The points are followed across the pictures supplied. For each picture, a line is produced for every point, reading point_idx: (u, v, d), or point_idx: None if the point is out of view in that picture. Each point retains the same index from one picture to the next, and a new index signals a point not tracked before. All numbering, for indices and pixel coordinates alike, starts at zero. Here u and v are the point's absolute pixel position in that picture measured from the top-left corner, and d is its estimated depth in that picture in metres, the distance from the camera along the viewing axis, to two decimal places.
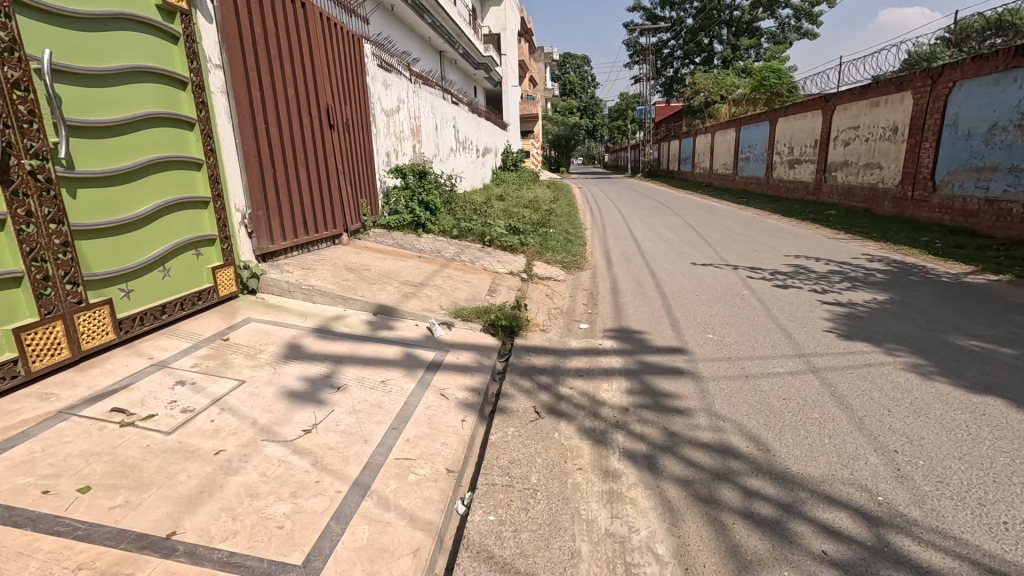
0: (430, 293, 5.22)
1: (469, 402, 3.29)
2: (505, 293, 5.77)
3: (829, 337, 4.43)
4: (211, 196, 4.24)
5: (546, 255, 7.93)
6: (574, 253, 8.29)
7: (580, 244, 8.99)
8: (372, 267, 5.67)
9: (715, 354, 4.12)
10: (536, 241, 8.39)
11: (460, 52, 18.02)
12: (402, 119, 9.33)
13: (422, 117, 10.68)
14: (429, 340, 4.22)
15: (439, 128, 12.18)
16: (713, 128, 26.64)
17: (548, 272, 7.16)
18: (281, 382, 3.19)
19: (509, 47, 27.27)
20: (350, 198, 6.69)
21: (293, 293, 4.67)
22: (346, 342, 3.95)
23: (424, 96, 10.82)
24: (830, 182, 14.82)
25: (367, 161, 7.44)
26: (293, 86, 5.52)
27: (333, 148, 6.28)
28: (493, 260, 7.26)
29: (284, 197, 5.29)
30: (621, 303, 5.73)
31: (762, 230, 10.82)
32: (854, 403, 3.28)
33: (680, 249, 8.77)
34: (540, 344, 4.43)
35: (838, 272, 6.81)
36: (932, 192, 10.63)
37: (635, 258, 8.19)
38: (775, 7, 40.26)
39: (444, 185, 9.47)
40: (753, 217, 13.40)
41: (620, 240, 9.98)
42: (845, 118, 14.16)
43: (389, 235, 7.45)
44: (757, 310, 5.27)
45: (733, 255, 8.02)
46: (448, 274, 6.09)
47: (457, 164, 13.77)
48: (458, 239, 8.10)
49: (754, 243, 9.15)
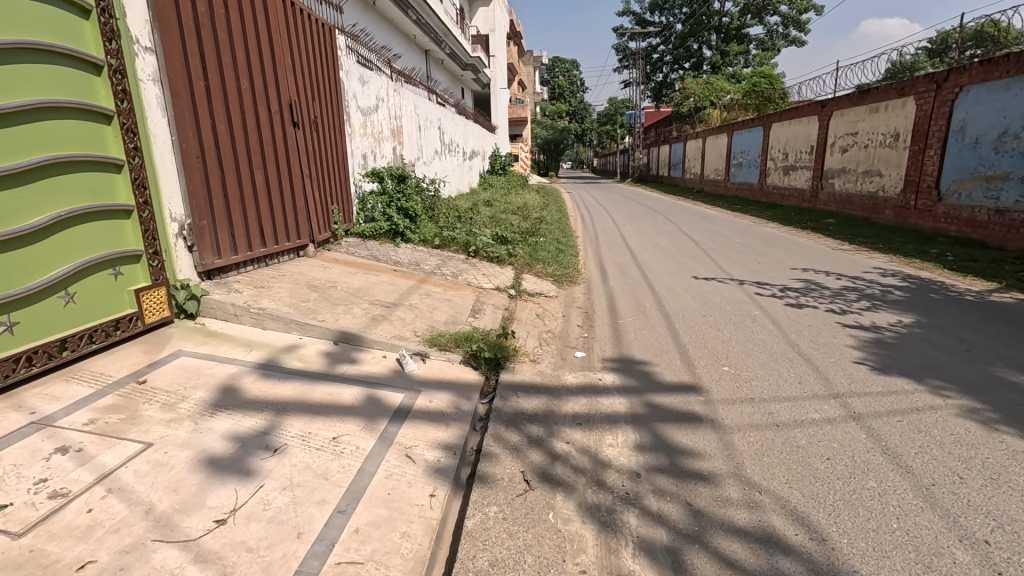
0: (404, 316, 4.55)
1: (441, 466, 2.62)
2: (490, 313, 5.12)
3: (862, 371, 3.85)
4: (137, 203, 3.53)
5: (536, 267, 7.30)
6: (566, 265, 7.68)
7: (572, 254, 8.39)
8: (338, 283, 4.98)
9: (735, 394, 3.51)
10: (526, 251, 7.76)
11: (447, 52, 17.39)
12: (382, 119, 8.67)
13: (404, 117, 10.03)
14: (398, 378, 3.54)
15: (423, 129, 11.54)
16: (704, 134, 26.34)
17: (538, 287, 6.53)
18: (200, 444, 2.51)
19: (497, 49, 26.71)
20: (317, 205, 6.01)
21: (240, 317, 3.97)
22: (296, 382, 3.26)
23: (406, 95, 10.16)
24: (827, 189, 14.43)
25: (339, 163, 6.77)
26: (249, 77, 4.82)
27: (298, 149, 5.59)
28: (478, 274, 6.61)
29: (236, 204, 4.59)
30: (620, 325, 5.11)
31: (762, 239, 10.32)
32: (915, 465, 2.68)
33: (679, 261, 8.22)
34: (530, 379, 3.79)
35: (853, 289, 6.27)
36: (937, 201, 10.22)
37: (631, 271, 7.61)
38: (763, 14, 40.27)
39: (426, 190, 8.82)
40: (750, 225, 12.93)
41: (613, 250, 9.41)
42: (842, 124, 13.78)
43: (363, 246, 6.76)
44: (774, 335, 4.68)
45: (737, 268, 7.48)
46: (426, 291, 5.43)
47: (441, 167, 13.12)
48: (441, 249, 7.46)
49: (757, 254, 8.63)
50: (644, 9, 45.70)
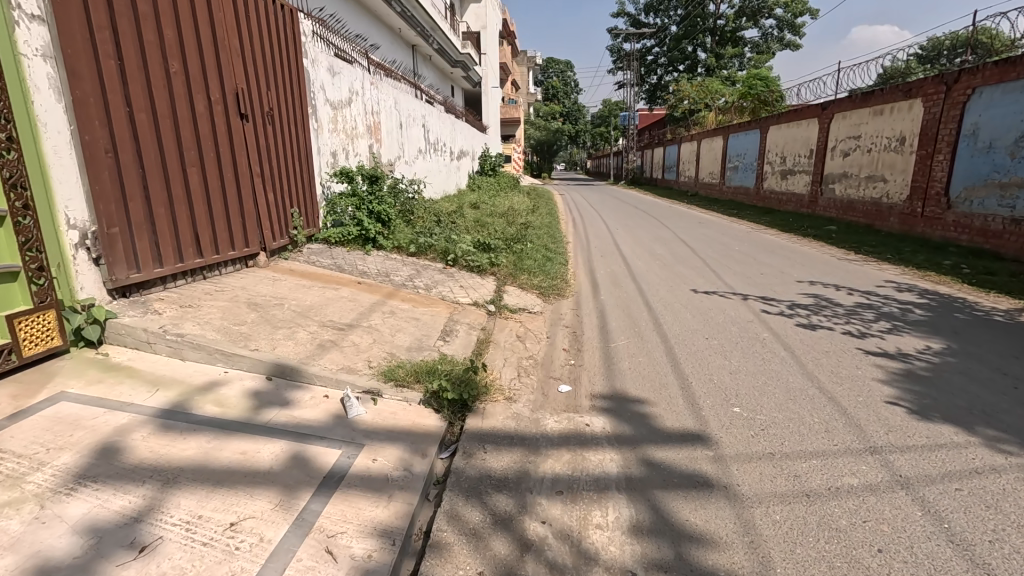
0: (359, 341, 3.87)
1: (372, 565, 1.97)
2: (463, 335, 4.45)
3: (899, 416, 3.23)
4: (10, 208, 2.81)
5: (521, 278, 6.65)
6: (554, 275, 7.04)
7: (561, 263, 7.76)
8: (286, 300, 4.29)
9: (752, 449, 2.87)
10: (510, 260, 7.11)
11: (435, 47, 16.74)
12: (355, 114, 7.98)
13: (382, 113, 9.34)
14: (338, 426, 2.87)
15: (405, 126, 10.85)
16: (699, 136, 25.82)
17: (522, 301, 5.89)
18: (37, 541, 1.84)
19: (489, 48, 26.10)
20: (272, 208, 5.32)
21: (153, 346, 3.28)
22: (203, 435, 2.58)
23: (385, 90, 9.48)
24: (827, 195, 13.92)
25: (300, 162, 6.08)
26: (181, 58, 4.10)
27: (247, 144, 4.89)
28: (455, 286, 5.93)
29: (163, 208, 3.89)
30: (612, 350, 4.47)
31: (762, 247, 9.75)
32: (995, 561, 2.05)
33: (676, 272, 7.61)
34: (502, 424, 3.13)
35: (869, 307, 5.68)
36: (946, 208, 9.69)
37: (625, 283, 7.00)
38: (758, 16, 39.98)
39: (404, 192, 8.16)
40: (748, 231, 12.36)
41: (605, 258, 8.80)
42: (843, 127, 13.29)
43: (327, 254, 6.08)
44: (789, 365, 4.07)
45: (739, 282, 6.88)
46: (392, 308, 4.76)
47: (425, 167, 12.45)
48: (416, 257, 6.80)
49: (759, 264, 8.05)
50: (639, 10, 45.28)
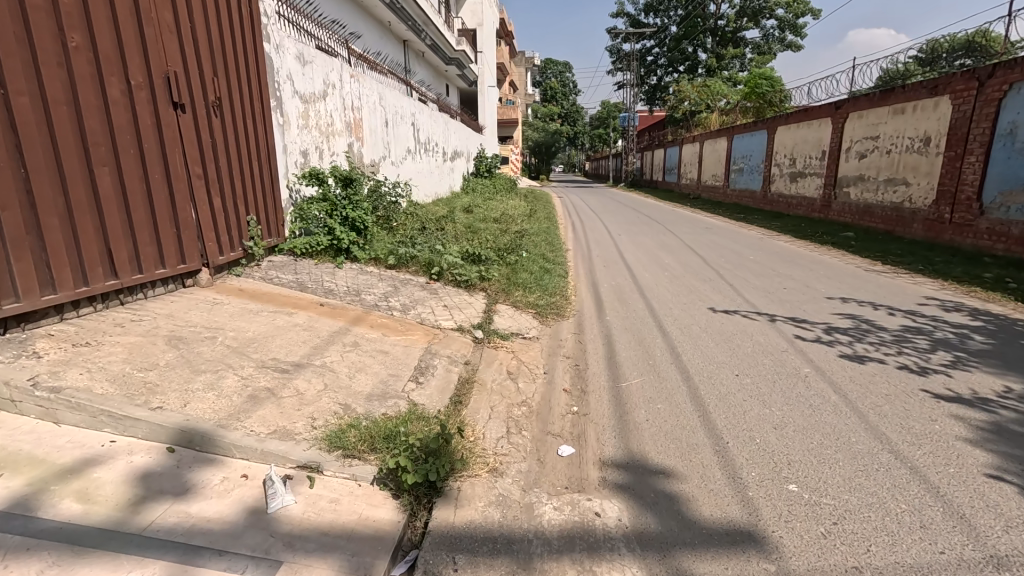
0: (305, 389, 3.04)
1: None
2: (442, 374, 3.64)
3: (1012, 501, 2.42)
4: None
5: (514, 295, 5.84)
6: (552, 289, 6.24)
7: (560, 276, 6.96)
8: (220, 332, 3.45)
9: (828, 561, 2.06)
10: (503, 273, 6.30)
11: (427, 43, 15.95)
12: (332, 109, 7.17)
13: (364, 110, 8.53)
14: (250, 529, 2.04)
15: (391, 125, 10.05)
16: (702, 137, 25.09)
17: (515, 323, 5.09)
18: None
19: (486, 46, 25.32)
20: (218, 215, 4.48)
21: (18, 405, 2.46)
22: (36, 560, 1.76)
23: (367, 84, 8.66)
24: (842, 199, 13.14)
25: (258, 161, 5.24)
26: (86, 29, 3.25)
27: (183, 139, 4.06)
28: (438, 307, 5.10)
29: (57, 218, 3.05)
30: (624, 392, 3.66)
31: (779, 257, 8.97)
32: None
33: (689, 287, 6.82)
34: (483, 515, 2.32)
35: (919, 332, 4.88)
36: (978, 215, 8.92)
37: (632, 300, 6.19)
38: (759, 17, 39.33)
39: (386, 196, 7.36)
40: (759, 237, 11.57)
41: (609, 269, 7.99)
42: (859, 128, 12.53)
43: (291, 268, 5.27)
44: (846, 416, 3.25)
45: (762, 300, 6.07)
46: (358, 338, 3.95)
47: (414, 168, 11.65)
48: (396, 270, 5.99)
49: (780, 277, 7.26)
50: (638, 9, 44.60)
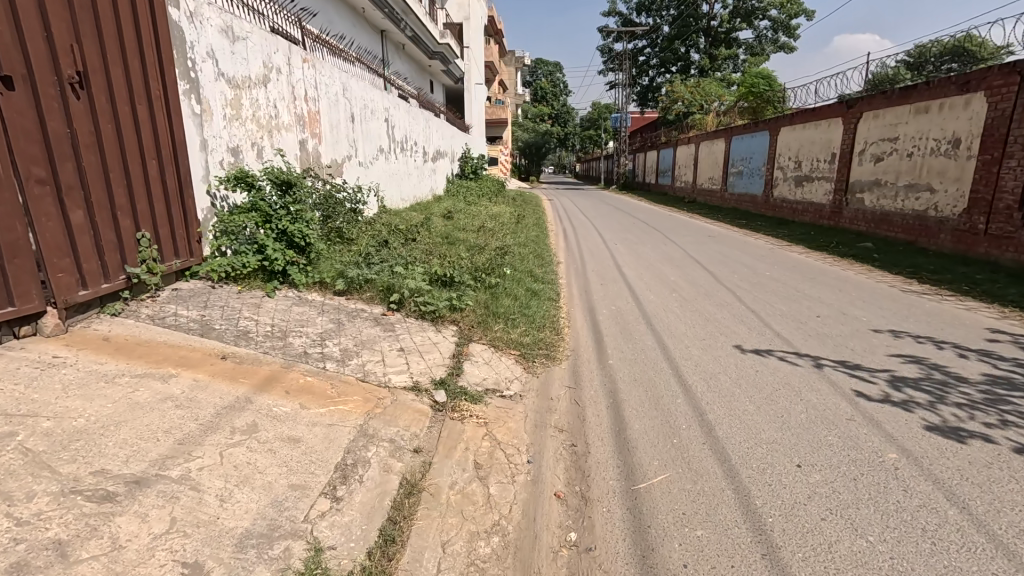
0: (130, 536, 1.84)
1: None
2: (377, 476, 2.47)
3: None
4: None
5: (494, 327, 4.65)
6: (540, 319, 5.08)
7: (549, 301, 5.80)
8: (27, 425, 2.23)
9: None
10: (480, 298, 5.13)
11: (407, 33, 14.71)
12: (275, 98, 5.95)
13: (322, 101, 7.31)
14: None
15: (358, 119, 8.84)
16: (697, 139, 24.12)
17: (494, 372, 3.93)
18: None
19: (472, 41, 24.11)
20: (81, 236, 3.24)
21: None
22: None
23: (327, 72, 7.46)
24: (855, 205, 12.14)
25: (156, 160, 4.00)
26: None
27: (9, 129, 2.82)
28: (391, 352, 3.92)
29: None
30: (643, 503, 2.49)
31: (799, 273, 7.90)
32: None
33: (703, 314, 5.71)
34: None
35: (1010, 385, 3.80)
36: (1020, 226, 7.94)
37: (638, 333, 5.06)
38: (752, 18, 38.54)
39: (340, 205, 6.17)
40: (769, 248, 10.50)
41: (607, 289, 6.87)
42: (874, 128, 11.55)
43: (202, 299, 4.06)
44: (988, 560, 2.11)
45: (797, 335, 4.96)
46: (261, 414, 2.75)
47: (387, 169, 10.45)
48: (346, 298, 4.80)
49: (809, 302, 6.16)
50: (631, 9, 43.68)
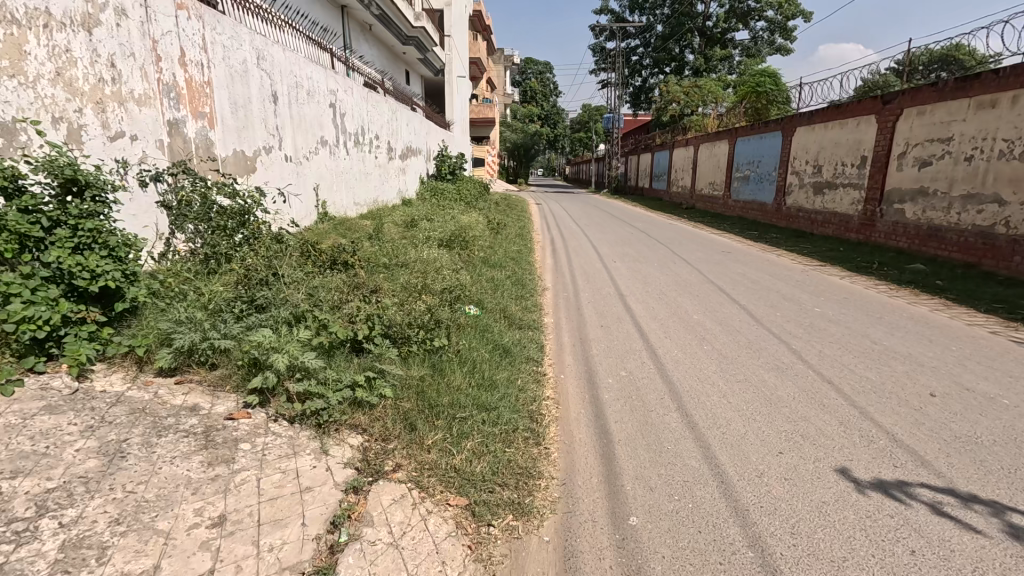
0: None
1: None
2: None
3: None
4: None
5: (428, 437, 2.69)
6: (510, 411, 3.11)
7: (524, 369, 3.84)
8: None
9: None
10: (412, 376, 3.14)
11: (372, 11, 12.63)
12: (115, 52, 3.91)
13: (217, 69, 5.26)
14: None
15: (286, 101, 6.79)
16: (696, 141, 22.39)
17: (407, 566, 1.97)
18: None
19: (454, 29, 22.06)
20: None
21: None
22: None
23: (227, 29, 5.41)
24: (893, 218, 10.39)
25: None
26: None
27: None
28: (194, 534, 1.90)
29: None
30: None
31: (858, 311, 6.02)
32: None
33: (759, 392, 3.77)
34: None
35: None
36: None
37: (671, 435, 3.11)
38: (749, 17, 37.04)
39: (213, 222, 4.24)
40: (800, 269, 8.64)
41: (610, 338, 4.93)
42: (920, 127, 9.77)
43: None
44: None
45: (928, 445, 3.03)
46: None
47: (333, 167, 8.42)
48: (177, 385, 2.80)
49: (904, 367, 4.25)
50: (623, 7, 41.99)
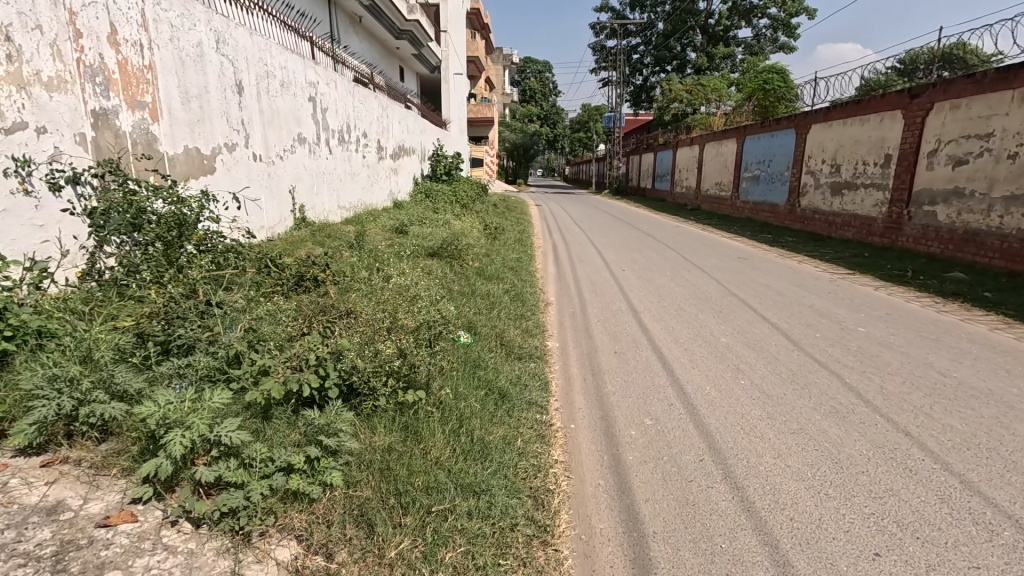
0: None
1: None
2: None
3: None
4: None
5: (390, 548, 1.89)
6: (507, 491, 2.33)
7: (523, 423, 3.04)
8: None
9: None
10: (373, 447, 2.35)
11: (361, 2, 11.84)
12: (10, 22, 3.09)
13: (162, 51, 4.45)
14: None
15: (254, 93, 6.00)
16: (701, 140, 21.60)
17: None
18: None
19: (451, 25, 21.27)
20: None
21: None
22: None
23: (176, 5, 4.61)
24: (922, 221, 9.62)
25: None
26: None
27: None
28: None
29: None
30: None
31: (908, 331, 5.23)
32: None
33: (823, 450, 2.98)
34: None
35: None
36: None
37: (723, 527, 2.31)
38: (752, 15, 36.26)
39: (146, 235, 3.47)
40: (827, 278, 7.87)
41: (626, 369, 4.15)
42: (955, 122, 9.00)
43: None
44: None
45: None
46: None
47: (313, 168, 7.64)
48: (42, 471, 2.01)
49: (991, 411, 3.46)
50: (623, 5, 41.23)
